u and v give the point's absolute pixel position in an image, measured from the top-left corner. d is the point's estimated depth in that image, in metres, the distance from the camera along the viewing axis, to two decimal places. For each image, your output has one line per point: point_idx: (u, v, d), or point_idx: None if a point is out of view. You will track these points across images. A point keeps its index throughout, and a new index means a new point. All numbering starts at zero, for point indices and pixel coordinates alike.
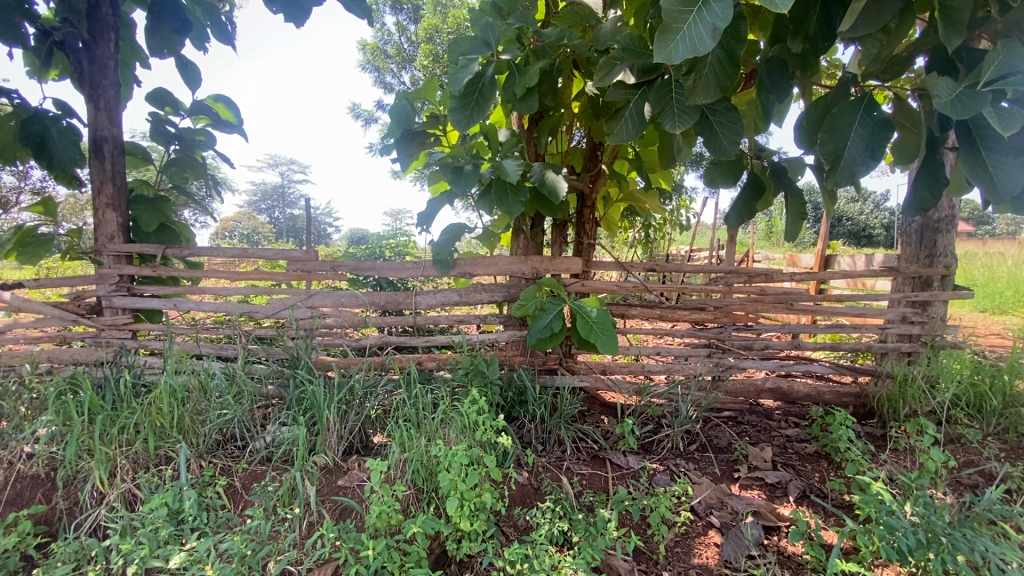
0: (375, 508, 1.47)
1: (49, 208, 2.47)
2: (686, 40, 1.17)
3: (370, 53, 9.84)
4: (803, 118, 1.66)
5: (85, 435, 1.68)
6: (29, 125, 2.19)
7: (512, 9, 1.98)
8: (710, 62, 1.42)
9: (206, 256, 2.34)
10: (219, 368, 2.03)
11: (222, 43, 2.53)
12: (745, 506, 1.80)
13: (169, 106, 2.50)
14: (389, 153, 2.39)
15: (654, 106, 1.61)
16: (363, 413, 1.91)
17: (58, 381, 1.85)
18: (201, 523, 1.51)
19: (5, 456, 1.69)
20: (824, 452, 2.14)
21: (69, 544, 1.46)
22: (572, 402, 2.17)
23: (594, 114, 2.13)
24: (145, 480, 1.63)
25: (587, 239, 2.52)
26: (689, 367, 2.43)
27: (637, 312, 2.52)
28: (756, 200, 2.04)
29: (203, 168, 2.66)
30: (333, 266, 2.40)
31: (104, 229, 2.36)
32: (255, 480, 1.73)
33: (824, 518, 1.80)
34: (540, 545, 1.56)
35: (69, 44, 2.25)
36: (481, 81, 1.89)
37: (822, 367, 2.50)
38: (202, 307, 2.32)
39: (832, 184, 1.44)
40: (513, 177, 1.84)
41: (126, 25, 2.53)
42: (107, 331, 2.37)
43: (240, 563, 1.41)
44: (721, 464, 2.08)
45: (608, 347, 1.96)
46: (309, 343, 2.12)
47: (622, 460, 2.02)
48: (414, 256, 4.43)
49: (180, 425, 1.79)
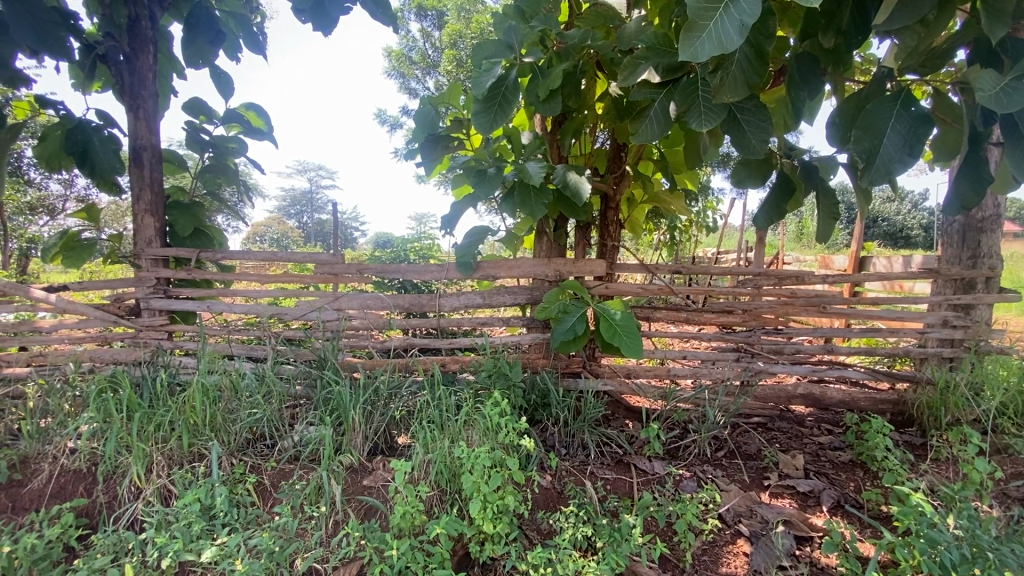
0: (400, 508, 1.48)
1: (92, 214, 2.57)
2: (713, 38, 1.15)
3: (396, 60, 10.00)
4: (836, 115, 1.62)
5: (125, 432, 1.76)
6: (73, 134, 2.27)
7: (534, 11, 1.98)
8: (738, 61, 1.40)
9: (237, 259, 2.40)
10: (249, 369, 2.08)
11: (254, 53, 2.64)
12: (775, 515, 1.75)
13: (202, 115, 2.58)
14: (414, 159, 2.43)
15: (679, 106, 1.57)
16: (387, 414, 1.94)
17: (99, 380, 1.94)
18: (232, 519, 1.55)
19: (51, 451, 1.78)
20: (859, 461, 2.07)
21: (108, 537, 1.51)
22: (597, 406, 2.14)
23: (618, 115, 2.11)
24: (179, 476, 1.68)
25: (611, 241, 2.48)
26: (716, 371, 2.39)
27: (663, 315, 2.47)
28: (786, 200, 1.99)
29: (235, 174, 2.75)
30: (359, 269, 2.44)
31: (142, 233, 2.46)
32: (284, 478, 1.76)
33: (859, 530, 1.74)
34: (563, 550, 1.55)
35: (111, 57, 2.36)
36: (504, 84, 1.89)
37: (856, 372, 2.43)
38: (234, 309, 2.39)
39: (865, 183, 1.39)
40: (536, 179, 1.84)
41: (163, 37, 2.63)
42: (145, 332, 2.45)
43: (268, 560, 1.44)
44: (751, 471, 2.03)
45: (631, 351, 1.92)
46: (336, 345, 2.16)
47: (647, 465, 1.99)
48: (438, 258, 4.48)
49: (213, 424, 1.84)
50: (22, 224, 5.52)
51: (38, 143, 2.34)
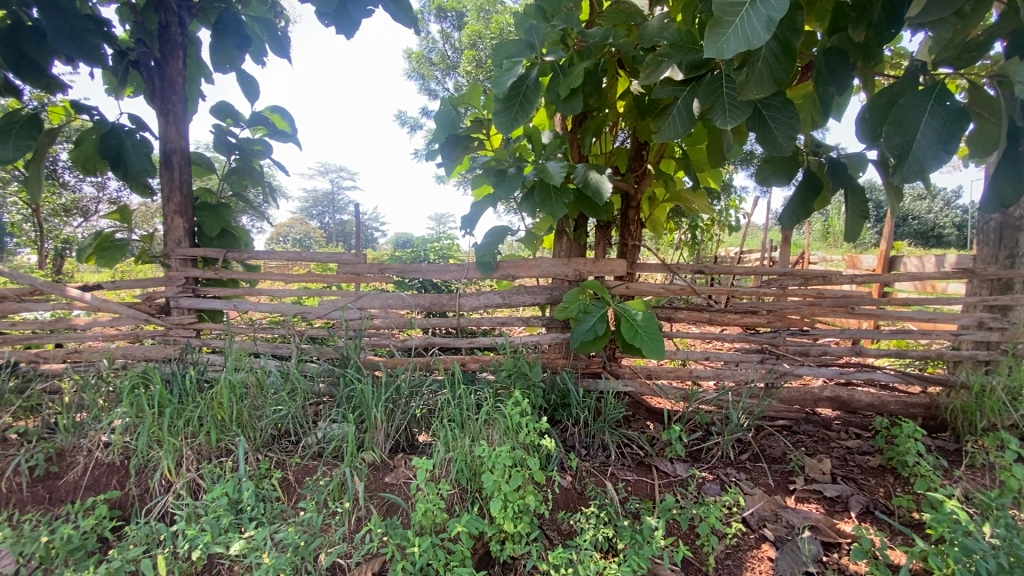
0: (421, 506, 1.50)
1: (125, 215, 2.64)
2: (739, 33, 1.13)
3: (416, 61, 10.08)
4: (866, 111, 1.58)
5: (156, 426, 1.81)
6: (107, 139, 2.33)
7: (556, 10, 1.98)
8: (764, 56, 1.37)
9: (262, 259, 2.45)
10: (274, 367, 2.13)
11: (280, 57, 2.70)
12: (802, 520, 1.71)
13: (229, 118, 2.64)
14: (434, 159, 2.44)
15: (703, 103, 1.55)
16: (409, 412, 1.96)
17: (131, 376, 2.00)
18: (258, 513, 1.59)
19: (87, 444, 1.84)
20: (888, 466, 2.01)
21: (140, 529, 1.56)
22: (617, 407, 2.12)
23: (640, 113, 2.10)
24: (208, 471, 1.72)
25: (632, 241, 2.46)
26: (740, 372, 2.37)
27: (685, 315, 2.44)
28: (813, 199, 1.94)
29: (261, 176, 2.80)
30: (381, 269, 2.46)
31: (172, 234, 2.53)
32: (308, 474, 1.79)
33: (890, 537, 1.69)
34: (584, 550, 1.54)
35: (143, 63, 2.44)
36: (525, 84, 1.89)
37: (885, 375, 2.37)
38: (259, 308, 2.44)
39: (898, 180, 1.35)
40: (557, 178, 1.84)
41: (191, 43, 2.70)
42: (175, 330, 2.51)
43: (294, 554, 1.47)
44: (776, 474, 1.99)
45: (652, 352, 1.90)
46: (358, 343, 2.19)
47: (669, 467, 1.96)
48: (458, 259, 4.49)
49: (240, 420, 1.88)
50: (58, 226, 5.73)
51: (74, 147, 2.43)
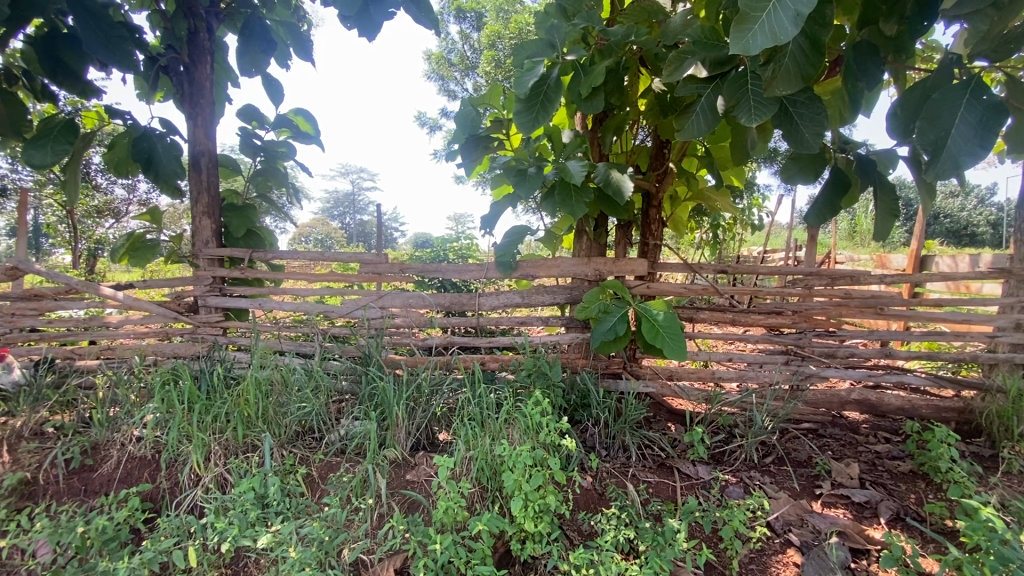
0: (443, 504, 1.51)
1: (156, 216, 2.72)
2: (765, 29, 1.12)
3: (435, 62, 10.13)
4: (897, 106, 1.53)
5: (185, 422, 1.86)
6: (139, 143, 2.40)
7: (577, 9, 1.97)
8: (792, 52, 1.35)
9: (286, 259, 2.50)
10: (298, 365, 2.16)
11: (303, 60, 2.74)
12: (828, 526, 1.68)
13: (255, 120, 2.70)
14: (454, 159, 2.46)
15: (727, 100, 1.53)
16: (430, 411, 1.98)
17: (162, 372, 2.06)
18: (284, 508, 1.62)
19: (120, 438, 1.90)
20: (920, 472, 1.95)
21: (172, 521, 1.60)
22: (638, 408, 2.10)
23: (662, 111, 2.08)
24: (235, 466, 1.76)
25: (653, 240, 2.44)
26: (763, 375, 2.34)
27: (707, 316, 2.41)
28: (840, 197, 1.90)
29: (284, 177, 2.86)
30: (401, 268, 2.49)
31: (200, 234, 2.60)
32: (331, 471, 1.82)
33: (921, 544, 1.64)
34: (605, 552, 1.54)
35: (172, 68, 2.50)
36: (546, 83, 1.89)
37: (916, 378, 2.30)
38: (284, 306, 2.49)
39: (931, 176, 1.31)
40: (578, 178, 1.83)
41: (218, 48, 2.77)
42: (202, 328, 2.57)
43: (319, 549, 1.49)
44: (801, 478, 1.95)
45: (673, 352, 1.88)
46: (380, 342, 2.22)
47: (691, 469, 1.94)
48: (477, 259, 4.50)
49: (265, 416, 1.92)
50: (91, 226, 5.94)
51: (108, 150, 2.51)
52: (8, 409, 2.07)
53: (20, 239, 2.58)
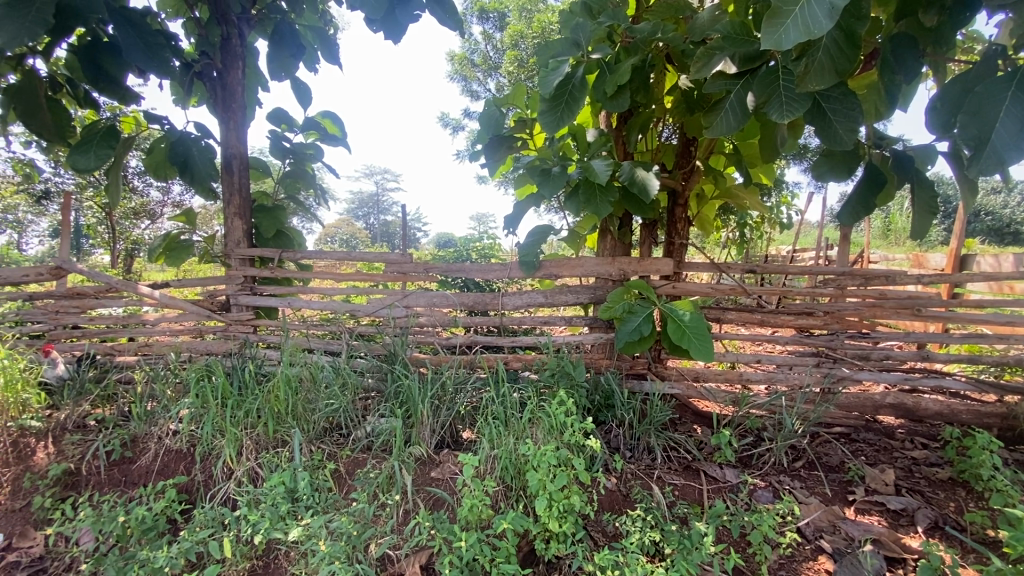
0: (468, 501, 1.52)
1: (190, 218, 2.81)
2: (798, 24, 1.09)
3: (458, 63, 10.19)
4: (937, 99, 1.47)
5: (219, 417, 1.92)
6: (176, 147, 2.47)
7: (602, 7, 1.96)
8: (826, 46, 1.31)
9: (314, 258, 2.55)
10: (326, 362, 2.20)
11: (331, 63, 2.80)
12: (862, 533, 1.63)
13: (284, 123, 2.76)
14: (478, 159, 2.47)
15: (757, 97, 1.50)
16: (454, 409, 1.99)
17: (196, 368, 2.13)
18: (314, 502, 1.65)
19: (157, 431, 1.97)
20: (960, 480, 1.88)
21: (207, 512, 1.65)
22: (663, 409, 2.08)
23: (689, 109, 2.05)
24: (266, 460, 1.81)
25: (678, 240, 2.41)
26: (793, 377, 2.28)
27: (734, 316, 2.37)
28: (875, 194, 1.84)
29: (313, 179, 2.92)
30: (426, 268, 2.52)
31: (232, 235, 2.67)
32: (358, 467, 1.85)
33: (962, 555, 1.58)
34: (631, 553, 1.52)
35: (206, 73, 2.58)
36: (571, 82, 1.88)
37: (955, 383, 2.22)
38: (312, 305, 2.54)
39: (974, 173, 1.26)
40: (603, 177, 1.82)
41: (250, 53, 2.84)
42: (234, 326, 2.64)
43: (348, 543, 1.52)
44: (833, 484, 1.90)
45: (700, 353, 1.86)
46: (405, 340, 2.25)
47: (718, 473, 1.91)
48: (500, 259, 4.51)
49: (295, 412, 1.97)
50: (129, 227, 6.17)
51: (146, 154, 2.60)
52: (53, 402, 2.17)
53: (64, 240, 2.70)
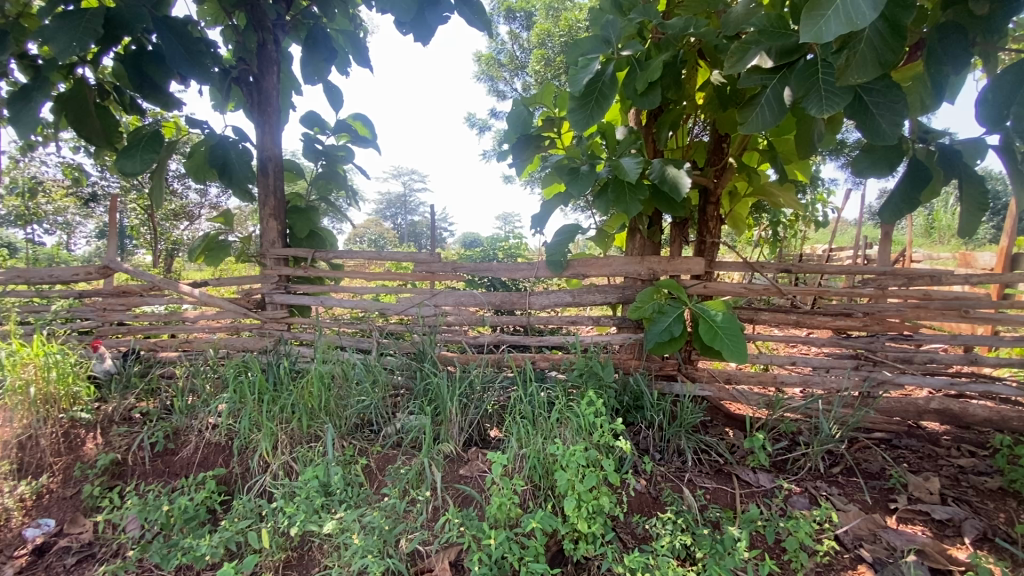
0: (497, 500, 1.53)
1: (228, 219, 2.91)
2: (840, 15, 1.06)
3: (484, 63, 10.22)
4: (989, 90, 1.38)
5: (255, 412, 1.98)
6: (215, 151, 2.56)
7: (633, 4, 1.94)
8: (868, 37, 1.27)
9: (345, 258, 2.60)
10: (358, 359, 2.24)
11: (361, 66, 2.85)
12: (905, 543, 1.57)
13: (317, 126, 2.83)
14: (506, 159, 2.47)
15: (795, 91, 1.46)
16: (482, 407, 2.01)
17: (234, 364, 2.20)
18: (347, 496, 1.69)
19: (197, 425, 2.05)
20: (1011, 490, 1.79)
21: (245, 503, 1.71)
22: (694, 411, 2.04)
23: (721, 105, 2.01)
24: (301, 455, 1.86)
25: (710, 238, 2.37)
26: (830, 380, 2.20)
27: (768, 317, 2.31)
28: (919, 191, 1.77)
29: (344, 180, 2.98)
30: (454, 267, 2.54)
31: (267, 235, 2.76)
32: (389, 463, 1.88)
33: (1013, 568, 1.50)
34: (662, 557, 1.50)
35: (242, 78, 2.67)
36: (601, 80, 1.86)
37: (1005, 388, 2.11)
38: (343, 304, 2.59)
39: None
40: (633, 175, 1.79)
41: (284, 58, 2.92)
42: (269, 324, 2.71)
43: (379, 537, 1.55)
44: (873, 491, 1.83)
45: (733, 354, 1.82)
46: (434, 339, 2.27)
47: (752, 477, 1.87)
48: (526, 258, 4.51)
49: (327, 408, 2.01)
50: (169, 228, 6.41)
51: (188, 157, 2.70)
52: (102, 395, 2.28)
53: (111, 241, 2.83)
